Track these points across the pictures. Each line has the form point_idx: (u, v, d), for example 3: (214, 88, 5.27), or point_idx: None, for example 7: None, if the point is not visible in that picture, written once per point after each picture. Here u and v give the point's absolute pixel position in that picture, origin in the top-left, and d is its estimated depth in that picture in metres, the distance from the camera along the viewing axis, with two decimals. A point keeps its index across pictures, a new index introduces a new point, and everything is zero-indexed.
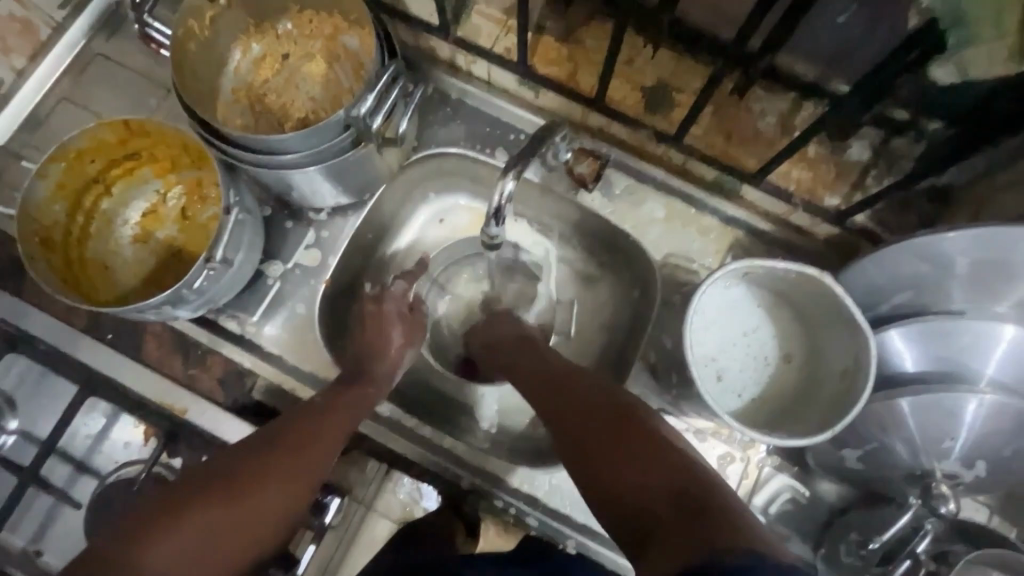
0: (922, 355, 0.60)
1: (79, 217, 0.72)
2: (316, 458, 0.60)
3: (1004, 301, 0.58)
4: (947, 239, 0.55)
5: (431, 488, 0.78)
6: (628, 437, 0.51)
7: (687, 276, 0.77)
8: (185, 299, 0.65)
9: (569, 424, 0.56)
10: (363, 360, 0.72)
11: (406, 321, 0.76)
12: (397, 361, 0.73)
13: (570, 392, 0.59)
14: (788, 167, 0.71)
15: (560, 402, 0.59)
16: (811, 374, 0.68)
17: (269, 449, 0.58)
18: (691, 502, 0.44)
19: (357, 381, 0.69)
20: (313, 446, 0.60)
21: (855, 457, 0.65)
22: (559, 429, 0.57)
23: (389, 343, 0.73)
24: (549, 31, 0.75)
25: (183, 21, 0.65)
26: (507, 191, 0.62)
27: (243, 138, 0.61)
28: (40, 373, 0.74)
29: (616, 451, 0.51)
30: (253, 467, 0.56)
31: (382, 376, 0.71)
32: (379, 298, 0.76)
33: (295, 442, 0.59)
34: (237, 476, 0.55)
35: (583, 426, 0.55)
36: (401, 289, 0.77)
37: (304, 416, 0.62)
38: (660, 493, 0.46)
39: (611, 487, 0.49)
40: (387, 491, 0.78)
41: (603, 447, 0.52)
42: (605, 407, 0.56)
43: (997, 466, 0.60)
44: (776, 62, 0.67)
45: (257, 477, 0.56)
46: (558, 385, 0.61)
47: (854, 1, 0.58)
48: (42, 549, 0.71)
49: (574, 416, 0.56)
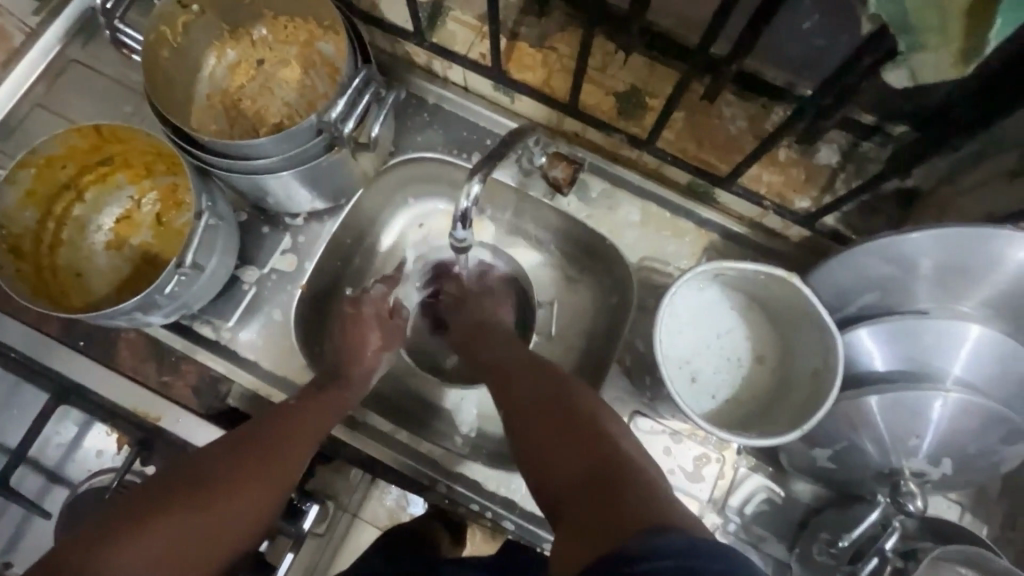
0: (891, 355, 0.61)
1: (51, 223, 0.71)
2: (288, 459, 0.60)
3: (969, 302, 0.61)
4: (911, 239, 0.56)
5: (414, 498, 0.93)
6: (580, 428, 0.52)
7: (662, 279, 0.77)
8: (156, 304, 0.64)
9: (526, 415, 0.57)
10: (340, 362, 0.72)
11: (384, 326, 0.77)
12: (374, 364, 0.73)
13: (532, 386, 0.60)
14: (759, 171, 0.72)
15: (520, 395, 0.60)
16: (782, 375, 0.69)
17: (239, 450, 0.58)
18: (624, 486, 0.45)
19: (332, 382, 0.69)
20: (282, 449, 0.60)
21: (826, 457, 0.65)
22: (515, 421, 0.58)
23: (366, 347, 0.73)
24: (523, 38, 0.76)
25: (155, 28, 0.65)
26: (473, 194, 0.63)
27: (214, 142, 0.61)
28: (11, 383, 0.73)
29: (565, 441, 0.52)
30: (223, 471, 0.56)
31: (358, 378, 0.71)
32: (357, 301, 0.77)
33: (264, 445, 0.59)
34: (204, 479, 0.55)
35: (537, 417, 0.56)
36: (379, 294, 0.78)
37: (275, 417, 0.62)
38: (596, 478, 0.47)
39: (554, 476, 0.50)
40: (372, 501, 0.94)
41: (553, 438, 0.53)
42: (564, 400, 0.57)
43: (963, 464, 0.61)
44: (746, 67, 0.68)
45: (229, 480, 0.56)
46: (520, 379, 0.62)
47: (816, 7, 0.59)
48: (11, 562, 0.70)
49: (532, 408, 0.58)
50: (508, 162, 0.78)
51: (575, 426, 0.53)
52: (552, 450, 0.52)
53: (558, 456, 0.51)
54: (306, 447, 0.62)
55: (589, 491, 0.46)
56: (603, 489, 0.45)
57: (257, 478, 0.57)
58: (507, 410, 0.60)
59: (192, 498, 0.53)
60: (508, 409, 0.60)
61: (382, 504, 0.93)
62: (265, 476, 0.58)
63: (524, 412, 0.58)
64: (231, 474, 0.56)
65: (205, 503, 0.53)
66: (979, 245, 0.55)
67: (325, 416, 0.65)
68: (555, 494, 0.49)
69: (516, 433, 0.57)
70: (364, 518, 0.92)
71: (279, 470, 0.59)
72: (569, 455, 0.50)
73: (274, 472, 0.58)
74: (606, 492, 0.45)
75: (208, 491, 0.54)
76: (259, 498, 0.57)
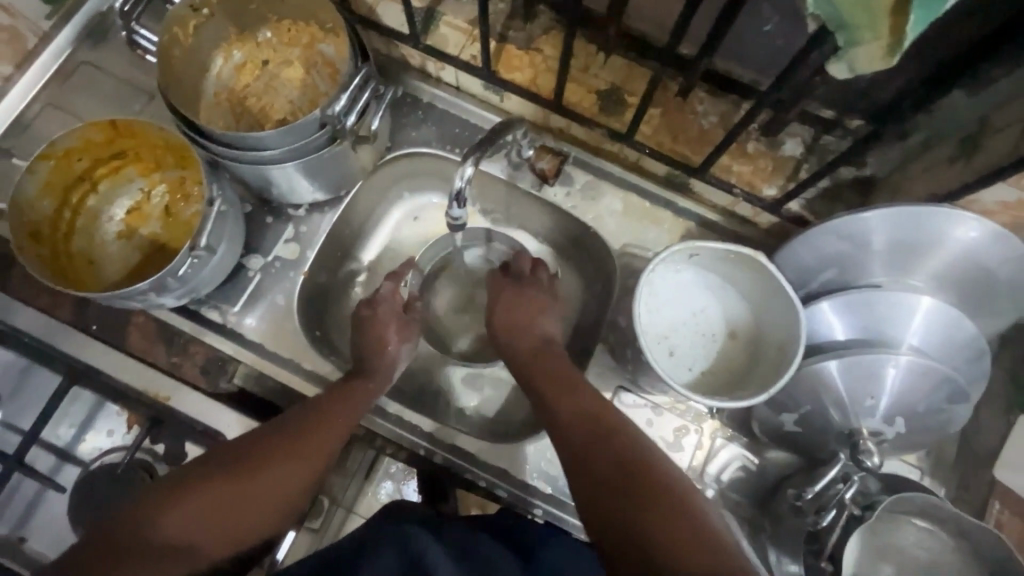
0: (849, 324, 0.67)
1: (66, 213, 0.75)
2: (316, 449, 0.64)
3: (917, 276, 0.67)
4: (864, 218, 0.63)
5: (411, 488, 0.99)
6: (660, 521, 0.51)
7: (643, 264, 0.83)
8: (169, 287, 0.68)
9: (599, 491, 0.55)
10: (363, 357, 0.75)
11: (399, 320, 0.78)
12: (395, 357, 0.76)
13: (604, 448, 0.58)
14: (730, 162, 0.78)
15: (593, 458, 0.58)
16: (752, 348, 0.75)
17: (265, 446, 0.63)
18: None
19: (354, 376, 0.73)
20: (310, 442, 0.64)
21: (793, 421, 0.70)
22: (583, 489, 0.57)
23: (385, 343, 0.76)
24: (512, 41, 0.81)
25: (168, 30, 0.70)
26: (467, 175, 0.68)
27: (225, 135, 0.65)
28: (26, 366, 0.77)
29: (644, 533, 0.50)
30: (252, 458, 0.61)
31: (381, 369, 0.74)
32: (372, 302, 0.78)
33: (293, 437, 0.64)
34: (234, 460, 0.61)
35: (592, 462, 0.57)
36: (389, 292, 0.79)
37: (300, 413, 0.66)
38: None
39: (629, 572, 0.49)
40: (369, 495, 0.98)
41: (628, 526, 0.51)
42: (633, 467, 0.55)
43: (915, 423, 0.67)
44: (715, 66, 0.75)
45: (254, 462, 0.61)
46: (587, 438, 0.59)
47: (776, 12, 0.65)
48: (25, 536, 0.73)
49: (603, 483, 0.55)
50: (498, 156, 0.84)
51: (657, 515, 0.51)
52: (627, 538, 0.51)
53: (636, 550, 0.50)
54: (333, 441, 0.66)
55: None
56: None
57: (281, 467, 0.62)
58: (575, 473, 0.58)
59: (218, 478, 0.59)
60: (577, 474, 0.58)
61: (378, 498, 0.98)
62: (292, 467, 0.62)
63: (598, 486, 0.55)
64: (259, 462, 0.61)
65: (234, 487, 0.59)
66: (923, 222, 0.62)
67: (351, 408, 0.68)
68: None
69: (584, 491, 0.56)
70: (358, 511, 0.96)
71: (304, 457, 0.63)
72: (650, 554, 0.49)
73: (301, 463, 0.63)
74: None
75: (230, 469, 0.60)
76: (291, 476, 0.62)
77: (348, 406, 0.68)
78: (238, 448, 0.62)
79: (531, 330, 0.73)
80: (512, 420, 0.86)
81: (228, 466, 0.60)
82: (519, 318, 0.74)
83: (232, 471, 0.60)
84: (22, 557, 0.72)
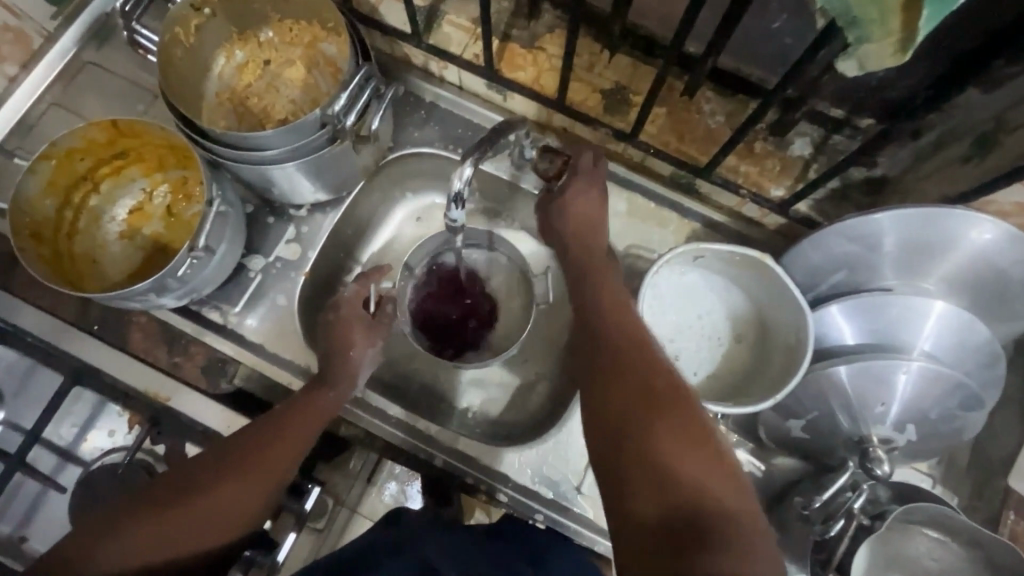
0: (858, 329, 0.65)
1: (69, 213, 0.75)
2: (268, 471, 0.63)
3: (930, 279, 0.66)
4: (874, 220, 0.61)
5: (415, 492, 0.95)
6: (694, 464, 0.46)
7: (647, 266, 0.82)
8: (169, 287, 0.68)
9: (615, 417, 0.51)
10: (327, 362, 0.72)
11: (363, 325, 0.75)
12: (359, 362, 0.73)
13: (628, 376, 0.53)
14: (736, 162, 0.77)
15: (612, 386, 0.53)
16: (760, 352, 0.73)
17: (215, 470, 0.61)
18: (712, 553, 0.41)
19: (316, 385, 0.70)
20: (262, 461, 0.63)
21: (799, 427, 0.69)
22: (596, 414, 0.53)
23: (349, 348, 0.73)
24: (515, 39, 0.81)
25: (169, 29, 0.70)
26: (466, 177, 0.67)
27: (225, 135, 0.65)
28: (27, 366, 0.76)
29: (657, 462, 0.46)
30: (193, 484, 0.60)
31: (343, 376, 0.71)
32: (335, 305, 0.76)
33: (245, 456, 0.62)
34: (183, 485, 0.60)
35: (612, 363, 0.55)
36: (354, 293, 0.76)
37: (254, 430, 0.65)
38: (663, 478, 0.46)
39: (626, 500, 0.46)
40: (373, 497, 0.95)
41: (638, 455, 0.47)
42: (656, 377, 0.53)
43: (927, 430, 0.65)
44: (721, 65, 0.73)
45: (204, 485, 0.60)
46: (610, 367, 0.55)
47: (783, 9, 0.64)
48: (26, 536, 0.73)
49: (619, 411, 0.51)
50: (501, 157, 0.83)
51: (674, 446, 0.47)
52: (629, 468, 0.47)
53: (641, 481, 0.46)
54: (283, 466, 0.63)
55: (669, 546, 0.42)
56: (682, 543, 0.42)
57: (228, 491, 0.60)
58: (593, 397, 0.54)
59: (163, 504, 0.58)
60: (591, 399, 0.54)
61: (381, 500, 0.95)
62: (241, 487, 0.61)
63: (613, 413, 0.51)
64: (208, 484, 0.60)
65: (166, 515, 0.57)
66: (936, 224, 0.60)
67: (312, 423, 0.67)
68: (621, 528, 0.46)
69: (596, 384, 0.55)
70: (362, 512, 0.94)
71: (256, 477, 0.62)
72: (644, 468, 0.47)
73: (252, 482, 0.61)
74: (687, 555, 0.41)
75: (176, 495, 0.59)
76: (242, 497, 0.61)
77: (306, 419, 0.67)
78: (189, 469, 0.61)
79: (593, 242, 0.70)
80: (514, 423, 0.85)
81: (175, 489, 0.59)
82: (585, 223, 0.70)
83: (178, 496, 0.59)
84: (23, 557, 0.72)
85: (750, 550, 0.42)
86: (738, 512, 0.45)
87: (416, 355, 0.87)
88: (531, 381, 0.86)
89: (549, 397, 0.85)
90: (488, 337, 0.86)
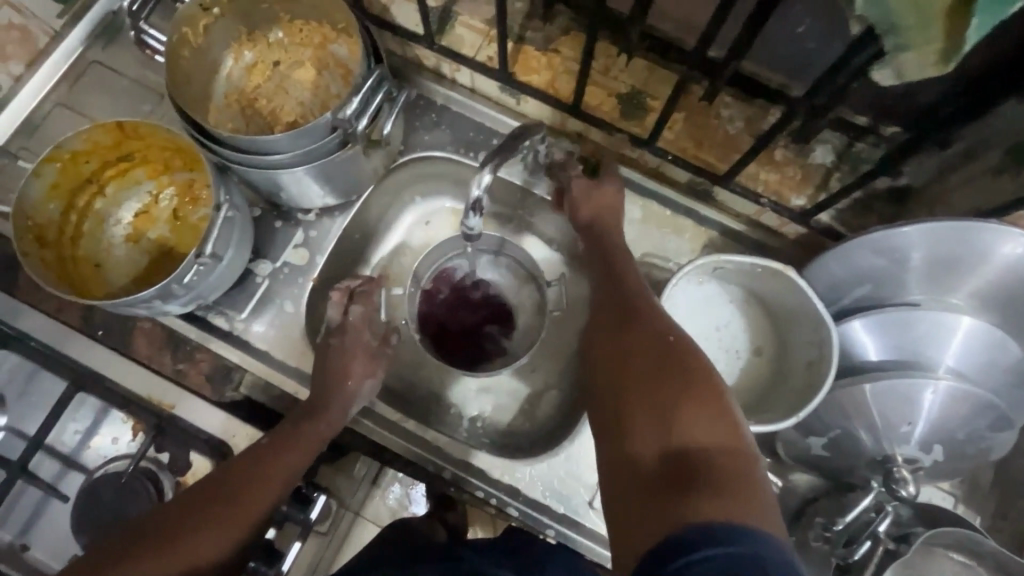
0: (883, 345, 0.63)
1: (73, 216, 0.74)
2: (250, 505, 0.63)
3: (957, 295, 0.64)
4: (902, 233, 0.59)
5: (419, 495, 0.97)
6: (680, 389, 0.49)
7: (662, 275, 0.80)
8: (175, 294, 0.67)
9: (626, 374, 0.54)
10: (320, 390, 0.73)
11: (366, 355, 0.77)
12: (355, 391, 0.74)
13: (641, 340, 0.56)
14: (756, 170, 0.75)
15: (625, 350, 0.56)
16: (781, 366, 0.71)
17: (200, 508, 0.61)
18: (705, 485, 0.42)
19: (306, 417, 0.71)
20: (251, 494, 0.64)
21: (821, 445, 0.67)
22: (609, 375, 0.56)
23: (347, 376, 0.74)
24: (529, 42, 0.79)
25: (177, 29, 0.68)
26: (484, 183, 0.66)
27: (231, 138, 0.64)
28: (30, 371, 0.75)
29: (661, 409, 0.49)
30: (173, 525, 0.60)
31: (335, 406, 0.73)
32: (339, 329, 0.77)
33: (233, 491, 0.63)
34: (168, 526, 0.59)
35: (612, 330, 0.60)
36: (360, 318, 0.77)
37: (242, 461, 0.66)
38: (652, 409, 0.49)
39: (629, 443, 0.49)
40: (377, 501, 0.96)
41: (644, 403, 0.50)
42: (646, 333, 0.57)
43: (954, 450, 0.63)
44: (742, 70, 0.71)
45: (191, 522, 0.60)
46: (625, 334, 0.58)
47: (809, 13, 0.62)
48: (28, 544, 0.72)
49: (628, 369, 0.54)
50: (514, 161, 0.81)
51: (678, 392, 0.49)
52: (635, 416, 0.50)
53: (645, 426, 0.49)
54: (270, 499, 0.64)
55: (665, 480, 0.44)
56: (677, 475, 0.44)
57: (212, 527, 0.60)
58: (608, 361, 0.57)
59: (145, 545, 0.57)
60: (606, 363, 0.57)
61: (385, 503, 0.96)
62: (228, 521, 0.61)
63: (624, 371, 0.54)
64: (194, 520, 0.60)
65: (149, 554, 0.56)
66: (968, 239, 0.58)
67: (301, 455, 0.69)
68: (624, 469, 0.48)
69: (600, 350, 0.60)
70: (367, 516, 0.94)
71: (243, 510, 0.62)
72: (633, 406, 0.51)
73: (239, 515, 0.62)
74: (680, 485, 0.43)
75: (159, 534, 0.58)
76: (215, 538, 0.60)
77: (295, 450, 0.68)
78: (175, 508, 0.61)
79: (611, 232, 0.72)
80: (524, 434, 0.83)
81: (159, 530, 0.59)
82: (599, 223, 0.73)
83: (162, 535, 0.58)
84: (24, 566, 0.70)
85: (744, 487, 0.42)
86: (737, 456, 0.45)
87: (424, 363, 0.85)
88: (541, 391, 0.85)
89: (559, 407, 0.84)
90: (500, 345, 0.84)
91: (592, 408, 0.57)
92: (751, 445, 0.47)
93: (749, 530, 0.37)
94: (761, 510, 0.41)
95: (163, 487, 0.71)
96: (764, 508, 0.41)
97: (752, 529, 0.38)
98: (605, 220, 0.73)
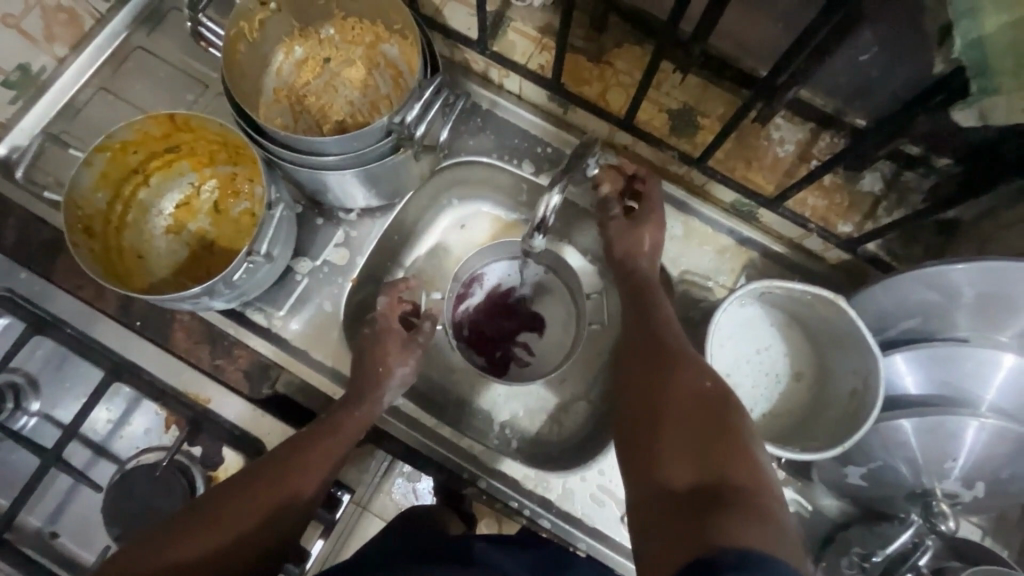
0: (925, 379, 0.64)
1: (118, 206, 0.73)
2: (291, 487, 0.62)
3: (1006, 332, 0.62)
4: (956, 270, 0.58)
5: (425, 487, 0.88)
6: (710, 423, 0.49)
7: (702, 293, 0.80)
8: (221, 291, 0.66)
9: (662, 409, 0.53)
10: (358, 382, 0.73)
11: (401, 343, 0.76)
12: (391, 390, 0.74)
13: (675, 374, 0.56)
14: (805, 195, 0.75)
15: (656, 381, 0.56)
16: (820, 392, 0.72)
17: (229, 497, 0.60)
18: (733, 516, 0.42)
19: (345, 404, 0.71)
20: (291, 477, 0.63)
21: (858, 474, 0.68)
22: (642, 407, 0.55)
23: (384, 371, 0.74)
24: (581, 52, 0.78)
25: (236, 23, 0.67)
26: (552, 205, 0.69)
27: (286, 137, 0.63)
28: (63, 357, 0.74)
29: (693, 442, 0.48)
30: (214, 506, 0.59)
31: (370, 396, 0.72)
32: (375, 321, 0.78)
33: (273, 474, 0.63)
34: (212, 509, 0.59)
35: (643, 359, 0.61)
36: (387, 307, 0.78)
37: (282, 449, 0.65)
38: (683, 442, 0.49)
39: (660, 470, 0.48)
40: (383, 492, 0.87)
41: (676, 435, 0.50)
42: (674, 363, 0.57)
43: (994, 487, 0.64)
44: (798, 95, 0.71)
45: (234, 504, 0.59)
46: (660, 368, 0.57)
47: (875, 42, 0.62)
48: (57, 532, 0.71)
49: (662, 400, 0.54)
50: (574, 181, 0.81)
51: (710, 429, 0.49)
52: (667, 447, 0.50)
53: (676, 455, 0.48)
54: (310, 481, 0.64)
55: (696, 509, 0.43)
56: (708, 505, 0.43)
57: (236, 516, 0.59)
58: (641, 393, 0.56)
59: (193, 524, 0.57)
60: (640, 394, 0.57)
61: (391, 498, 0.87)
62: (270, 503, 0.61)
63: (658, 403, 0.54)
64: (235, 502, 0.60)
65: (195, 532, 0.56)
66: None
67: (340, 442, 0.68)
68: (653, 499, 0.47)
69: (630, 378, 0.60)
70: (372, 510, 0.86)
71: (285, 493, 0.62)
72: (663, 435, 0.51)
73: (279, 496, 0.61)
74: (709, 516, 0.42)
75: (206, 514, 0.58)
76: (255, 519, 0.59)
77: (333, 438, 0.67)
78: (218, 491, 0.61)
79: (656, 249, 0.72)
80: (553, 444, 0.83)
81: (205, 509, 0.59)
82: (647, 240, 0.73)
83: (208, 514, 0.58)
84: (52, 554, 0.70)
85: (771, 521, 0.42)
86: (765, 494, 0.44)
87: (456, 369, 0.85)
88: (570, 401, 0.84)
89: (590, 419, 0.83)
90: (531, 352, 0.85)
91: (620, 440, 0.56)
92: (778, 487, 0.47)
93: (781, 559, 0.37)
94: (791, 546, 0.40)
95: (195, 480, 0.70)
96: (791, 544, 0.40)
97: (783, 559, 0.37)
98: (652, 237, 0.73)
